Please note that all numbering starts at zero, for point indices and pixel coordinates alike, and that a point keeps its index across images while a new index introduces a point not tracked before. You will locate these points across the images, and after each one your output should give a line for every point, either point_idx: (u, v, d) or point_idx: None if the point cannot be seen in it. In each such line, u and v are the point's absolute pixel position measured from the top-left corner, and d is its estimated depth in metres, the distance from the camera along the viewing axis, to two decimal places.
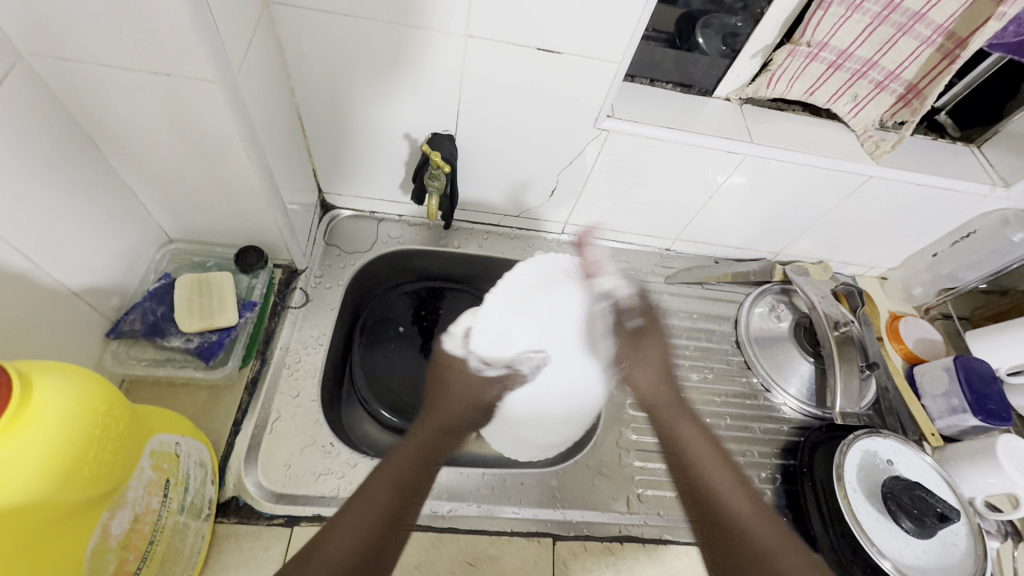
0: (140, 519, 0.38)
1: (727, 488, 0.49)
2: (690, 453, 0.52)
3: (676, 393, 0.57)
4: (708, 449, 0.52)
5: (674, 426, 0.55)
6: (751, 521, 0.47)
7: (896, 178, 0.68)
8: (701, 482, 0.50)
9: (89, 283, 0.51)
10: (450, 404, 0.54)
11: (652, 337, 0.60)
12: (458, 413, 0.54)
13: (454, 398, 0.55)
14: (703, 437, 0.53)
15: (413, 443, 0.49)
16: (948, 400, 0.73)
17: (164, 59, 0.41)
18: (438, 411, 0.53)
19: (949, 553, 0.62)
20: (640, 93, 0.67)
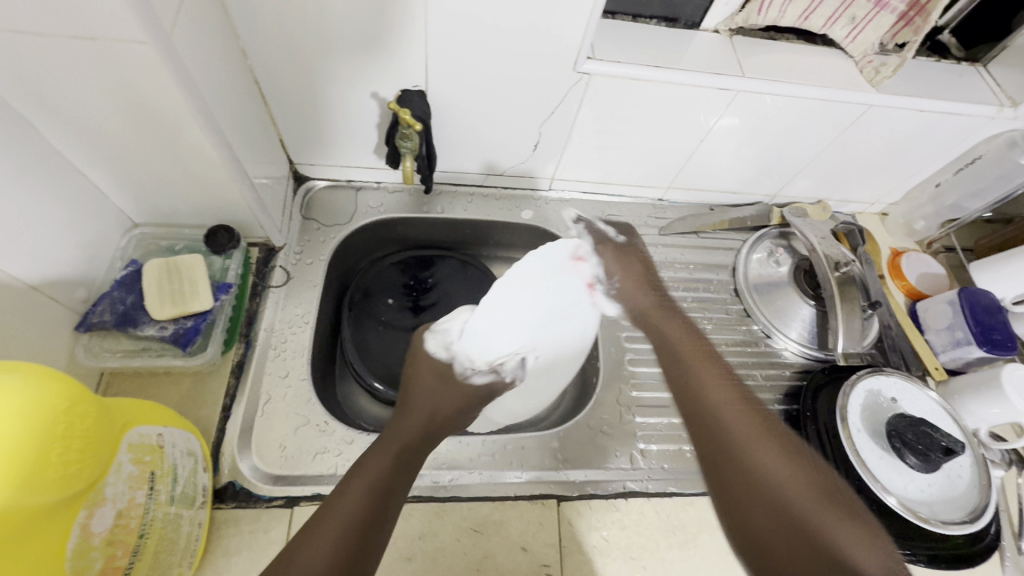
0: (124, 515, 0.37)
1: (718, 399, 0.46)
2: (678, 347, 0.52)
3: (681, 323, 0.56)
4: (706, 365, 0.49)
5: (660, 324, 0.56)
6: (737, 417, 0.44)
7: (898, 105, 0.64)
8: (693, 385, 0.48)
9: (48, 276, 0.48)
10: (426, 403, 0.52)
11: (636, 247, 0.63)
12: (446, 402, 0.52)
13: (433, 406, 0.52)
14: (692, 337, 0.53)
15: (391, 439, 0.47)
16: (952, 333, 0.71)
17: (87, 22, 0.36)
18: (419, 407, 0.51)
19: (954, 485, 0.62)
20: (622, 31, 0.63)
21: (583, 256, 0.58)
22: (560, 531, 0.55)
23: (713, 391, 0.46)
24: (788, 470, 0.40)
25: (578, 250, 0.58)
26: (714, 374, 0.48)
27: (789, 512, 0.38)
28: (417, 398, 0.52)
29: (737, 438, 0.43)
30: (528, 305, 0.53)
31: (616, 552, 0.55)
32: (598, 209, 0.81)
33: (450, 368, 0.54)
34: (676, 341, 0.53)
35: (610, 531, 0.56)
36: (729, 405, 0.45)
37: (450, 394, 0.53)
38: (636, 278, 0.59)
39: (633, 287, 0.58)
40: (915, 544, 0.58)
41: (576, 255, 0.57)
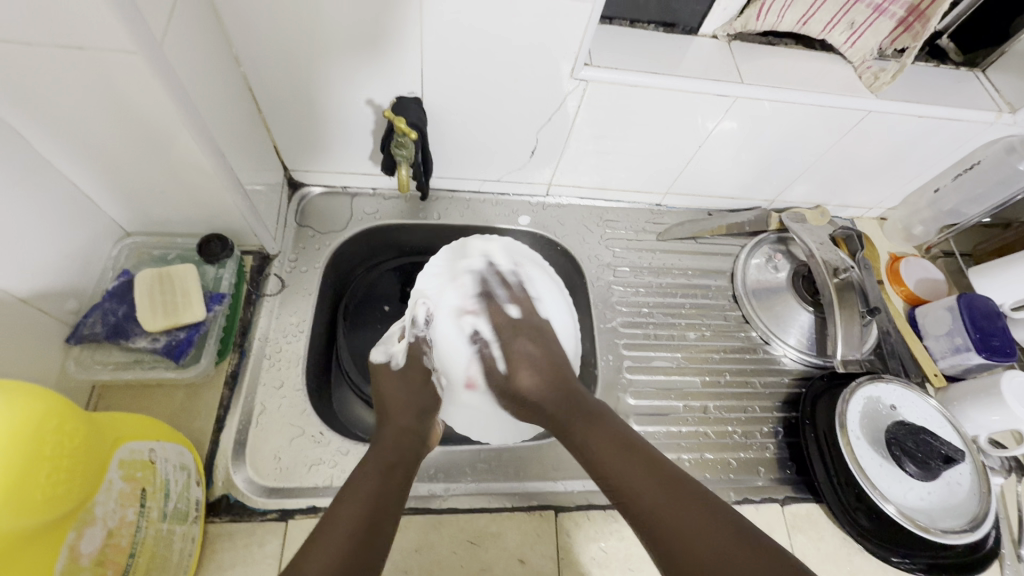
0: (115, 534, 0.37)
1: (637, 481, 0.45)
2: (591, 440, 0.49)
3: (560, 376, 0.55)
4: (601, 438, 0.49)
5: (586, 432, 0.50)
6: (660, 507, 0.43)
7: (897, 110, 0.64)
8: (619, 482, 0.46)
9: (38, 287, 0.47)
10: (397, 401, 0.54)
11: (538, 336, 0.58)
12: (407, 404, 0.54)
13: (407, 409, 0.53)
14: (605, 429, 0.49)
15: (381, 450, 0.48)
16: (951, 339, 0.71)
17: (75, 31, 0.36)
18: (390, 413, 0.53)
19: (953, 493, 0.61)
20: (620, 37, 0.62)
21: (474, 312, 0.58)
22: (558, 543, 0.55)
23: (592, 438, 0.49)
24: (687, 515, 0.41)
25: (465, 300, 0.59)
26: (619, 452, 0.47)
27: (676, 513, 0.42)
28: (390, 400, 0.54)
29: (637, 490, 0.44)
30: (450, 291, 0.60)
31: (614, 564, 0.54)
32: (595, 215, 0.80)
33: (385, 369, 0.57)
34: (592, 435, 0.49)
35: (608, 543, 0.55)
36: (610, 452, 0.47)
37: (420, 398, 0.55)
38: (539, 379, 0.54)
39: (530, 371, 0.55)
40: (914, 553, 0.58)
41: (464, 307, 0.59)
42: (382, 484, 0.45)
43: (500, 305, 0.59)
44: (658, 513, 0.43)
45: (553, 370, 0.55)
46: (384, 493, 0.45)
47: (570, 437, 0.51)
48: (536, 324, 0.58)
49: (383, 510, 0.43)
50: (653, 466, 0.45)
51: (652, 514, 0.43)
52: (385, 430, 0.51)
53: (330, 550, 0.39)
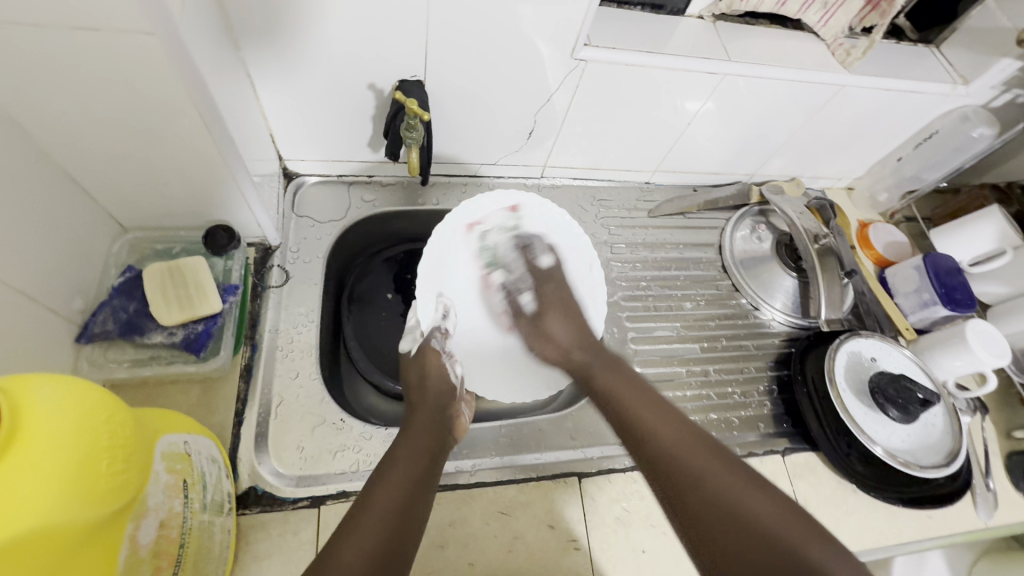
0: (166, 525, 0.36)
1: (669, 436, 0.48)
2: (630, 414, 0.51)
3: (594, 349, 0.59)
4: (655, 419, 0.50)
5: (609, 386, 0.55)
6: (704, 476, 0.44)
7: (867, 84, 0.69)
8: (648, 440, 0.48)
9: (44, 285, 0.45)
10: (416, 443, 0.49)
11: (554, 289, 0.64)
12: (424, 442, 0.49)
13: (424, 449, 0.49)
14: (661, 408, 0.51)
15: (416, 437, 0.49)
16: (919, 295, 0.78)
17: (89, 11, 0.34)
18: (404, 449, 0.48)
19: (930, 433, 0.68)
20: (613, 18, 0.64)
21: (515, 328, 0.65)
22: (584, 507, 0.57)
23: (647, 417, 0.50)
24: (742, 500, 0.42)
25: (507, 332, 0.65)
26: (656, 418, 0.50)
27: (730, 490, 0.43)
28: (404, 447, 0.48)
29: (694, 463, 0.45)
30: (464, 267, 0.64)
31: (637, 522, 0.57)
32: (589, 195, 0.82)
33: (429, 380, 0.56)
34: (627, 402, 0.52)
35: (630, 503, 0.58)
36: (652, 419, 0.50)
37: (440, 387, 0.55)
38: (571, 330, 0.61)
39: (565, 323, 0.61)
40: (896, 488, 0.64)
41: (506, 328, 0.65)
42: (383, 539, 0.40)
43: (518, 297, 0.64)
44: (705, 486, 0.43)
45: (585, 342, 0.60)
46: (418, 487, 0.45)
47: (621, 407, 0.52)
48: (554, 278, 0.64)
49: (416, 503, 0.44)
50: (667, 413, 0.50)
51: (703, 490, 0.43)
52: (416, 419, 0.52)
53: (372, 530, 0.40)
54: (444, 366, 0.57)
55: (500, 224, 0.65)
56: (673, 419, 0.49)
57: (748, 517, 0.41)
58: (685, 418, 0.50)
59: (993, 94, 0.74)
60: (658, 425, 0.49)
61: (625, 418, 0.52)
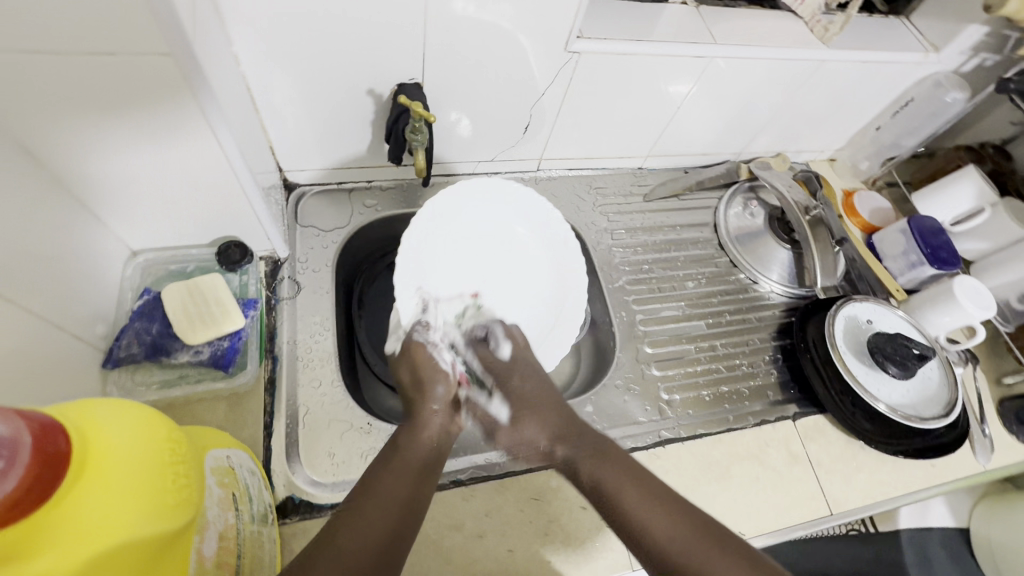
0: (225, 536, 0.37)
1: (663, 530, 0.43)
2: (608, 487, 0.47)
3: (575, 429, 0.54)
4: (627, 487, 0.46)
5: (593, 470, 0.49)
6: (693, 560, 0.41)
7: (845, 58, 0.72)
8: (629, 523, 0.45)
9: (68, 312, 0.45)
10: (419, 447, 0.48)
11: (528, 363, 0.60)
12: (425, 448, 0.49)
13: (422, 455, 0.48)
14: (628, 475, 0.47)
15: (417, 444, 0.49)
16: (907, 257, 0.81)
17: (106, 36, 0.35)
18: (405, 452, 0.47)
19: (928, 386, 0.71)
20: (600, 10, 0.65)
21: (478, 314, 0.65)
22: None
23: (629, 492, 0.46)
24: None
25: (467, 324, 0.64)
26: (637, 496, 0.46)
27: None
28: (406, 452, 0.47)
29: (675, 547, 0.42)
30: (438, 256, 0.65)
31: None
32: (585, 184, 0.83)
33: (422, 362, 0.55)
34: (614, 488, 0.47)
35: None
36: (635, 496, 0.46)
37: (433, 377, 0.54)
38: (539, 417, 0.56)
39: (529, 416, 0.56)
40: (900, 441, 0.68)
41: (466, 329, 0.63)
42: (382, 541, 0.39)
43: (489, 349, 0.61)
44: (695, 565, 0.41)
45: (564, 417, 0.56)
46: (415, 498, 0.44)
47: (615, 500, 0.46)
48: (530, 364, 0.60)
49: (414, 512, 0.43)
50: (656, 499, 0.45)
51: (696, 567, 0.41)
52: (418, 422, 0.51)
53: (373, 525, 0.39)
54: (429, 354, 0.56)
55: (450, 316, 0.62)
56: (647, 491, 0.46)
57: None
58: (680, 501, 0.45)
59: (962, 60, 0.77)
60: (631, 503, 0.45)
61: (603, 486, 0.48)
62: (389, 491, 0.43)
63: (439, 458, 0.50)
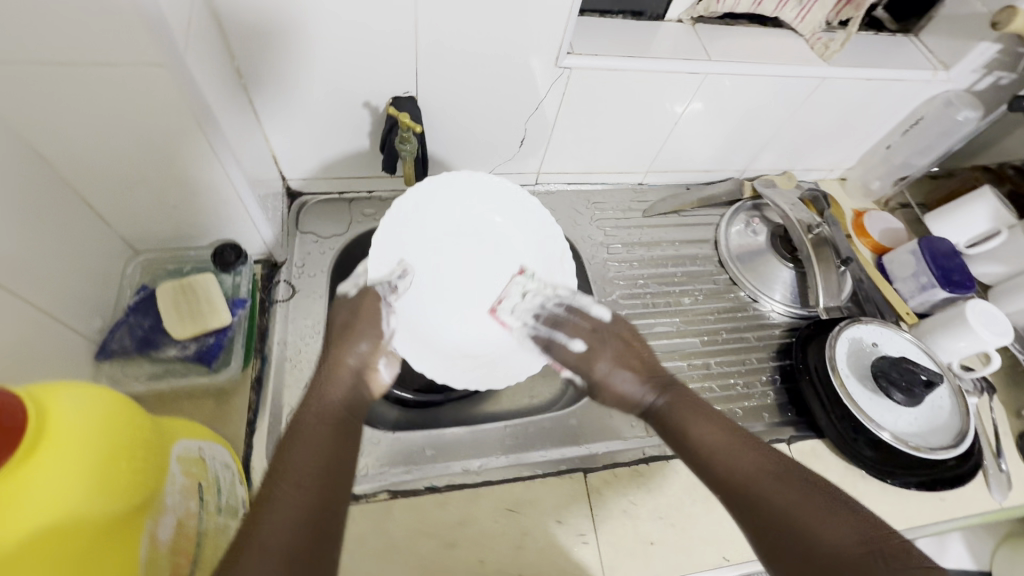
0: (184, 524, 0.38)
1: (744, 462, 0.43)
2: (674, 415, 0.49)
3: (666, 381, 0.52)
4: (697, 416, 0.48)
5: (688, 417, 0.48)
6: (755, 479, 0.41)
7: (849, 75, 0.70)
8: (696, 442, 0.46)
9: (67, 305, 0.48)
10: (329, 400, 0.44)
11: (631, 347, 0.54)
12: (337, 402, 0.45)
13: (337, 415, 0.43)
14: (722, 427, 0.46)
15: (324, 403, 0.44)
16: (918, 279, 0.78)
17: (106, 48, 0.37)
18: (311, 409, 0.43)
19: (938, 415, 0.68)
20: (595, 27, 0.67)
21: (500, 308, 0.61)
22: (591, 502, 0.58)
23: (692, 420, 0.47)
24: (806, 518, 0.38)
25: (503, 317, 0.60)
26: (714, 433, 0.45)
27: (793, 502, 0.39)
28: (306, 414, 0.43)
29: (756, 487, 0.41)
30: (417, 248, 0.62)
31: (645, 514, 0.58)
32: (583, 198, 0.84)
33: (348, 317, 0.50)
34: (677, 409, 0.49)
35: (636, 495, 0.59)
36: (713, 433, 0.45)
37: (370, 330, 0.49)
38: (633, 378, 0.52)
39: (620, 366, 0.53)
40: (905, 472, 0.64)
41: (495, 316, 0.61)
42: (304, 507, 0.36)
43: (563, 344, 0.56)
44: (788, 512, 0.38)
45: (647, 365, 0.53)
46: (335, 458, 0.40)
47: (682, 427, 0.47)
48: (614, 343, 0.54)
49: (339, 468, 0.40)
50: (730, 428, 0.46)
51: (784, 517, 0.38)
52: (325, 383, 0.46)
53: (297, 501, 0.36)
54: (376, 305, 0.52)
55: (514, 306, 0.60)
56: (719, 423, 0.46)
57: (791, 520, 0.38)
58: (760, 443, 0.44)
59: (974, 78, 0.75)
60: (702, 429, 0.46)
61: (685, 430, 0.47)
62: (303, 459, 0.39)
63: (356, 413, 0.45)
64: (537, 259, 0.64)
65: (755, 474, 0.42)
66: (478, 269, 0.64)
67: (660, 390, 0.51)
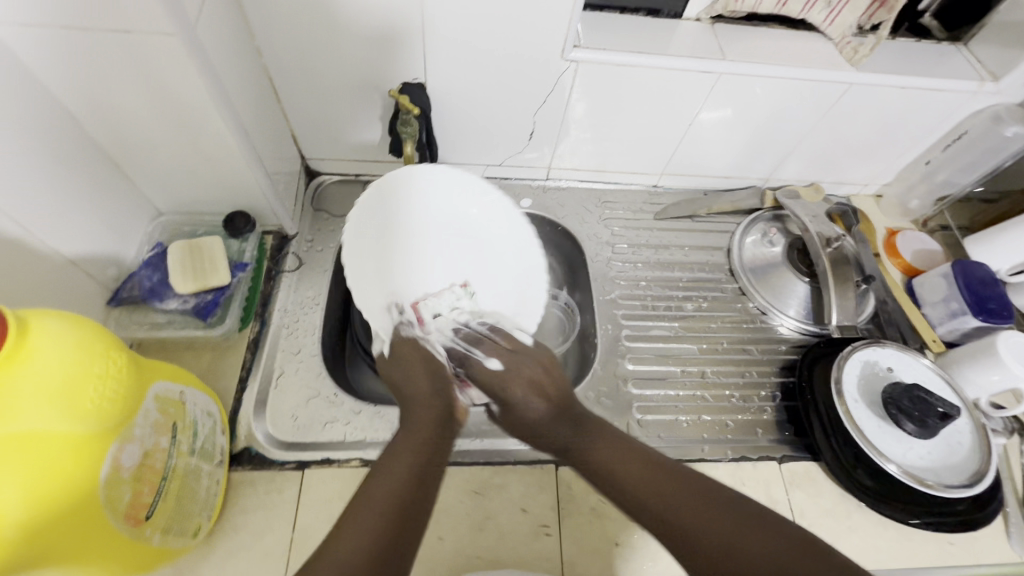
0: (150, 455, 0.40)
1: (667, 491, 0.41)
2: (615, 468, 0.44)
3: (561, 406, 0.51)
4: (629, 461, 0.44)
5: (588, 451, 0.46)
6: (689, 506, 0.40)
7: (878, 82, 0.67)
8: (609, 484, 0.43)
9: (84, 252, 0.53)
10: (422, 427, 0.47)
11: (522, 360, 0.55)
12: (433, 430, 0.47)
13: (423, 401, 0.50)
14: (634, 451, 0.45)
15: (420, 411, 0.49)
16: (947, 305, 0.72)
17: (121, 16, 0.41)
18: (415, 435, 0.46)
19: (954, 453, 0.62)
20: (609, 23, 0.67)
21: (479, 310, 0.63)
22: (559, 495, 0.57)
23: (618, 466, 0.44)
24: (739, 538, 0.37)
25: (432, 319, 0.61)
26: (636, 470, 0.43)
27: (699, 515, 0.39)
28: (421, 417, 0.48)
29: (661, 504, 0.40)
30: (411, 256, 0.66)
31: (613, 514, 0.56)
32: (594, 197, 0.83)
33: (423, 364, 0.54)
34: (606, 461, 0.45)
35: (606, 495, 0.57)
36: (635, 477, 0.42)
37: (427, 367, 0.54)
38: (545, 403, 0.51)
39: (535, 395, 0.52)
40: (929, 515, 0.59)
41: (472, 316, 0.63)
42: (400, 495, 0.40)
43: (479, 361, 0.55)
44: (676, 512, 0.40)
45: (561, 397, 0.52)
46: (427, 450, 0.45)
47: (606, 478, 0.44)
48: (523, 357, 0.55)
49: (428, 481, 0.42)
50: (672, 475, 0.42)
51: (674, 517, 0.39)
52: (416, 413, 0.49)
53: (364, 531, 0.37)
54: (421, 351, 0.56)
55: (437, 310, 0.61)
56: (643, 460, 0.44)
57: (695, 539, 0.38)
58: (647, 450, 0.45)
59: None
60: (616, 460, 0.44)
61: (598, 462, 0.45)
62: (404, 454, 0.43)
63: (448, 417, 0.50)
64: (519, 262, 0.67)
65: (686, 516, 0.39)
66: (449, 262, 0.67)
67: (571, 425, 0.49)
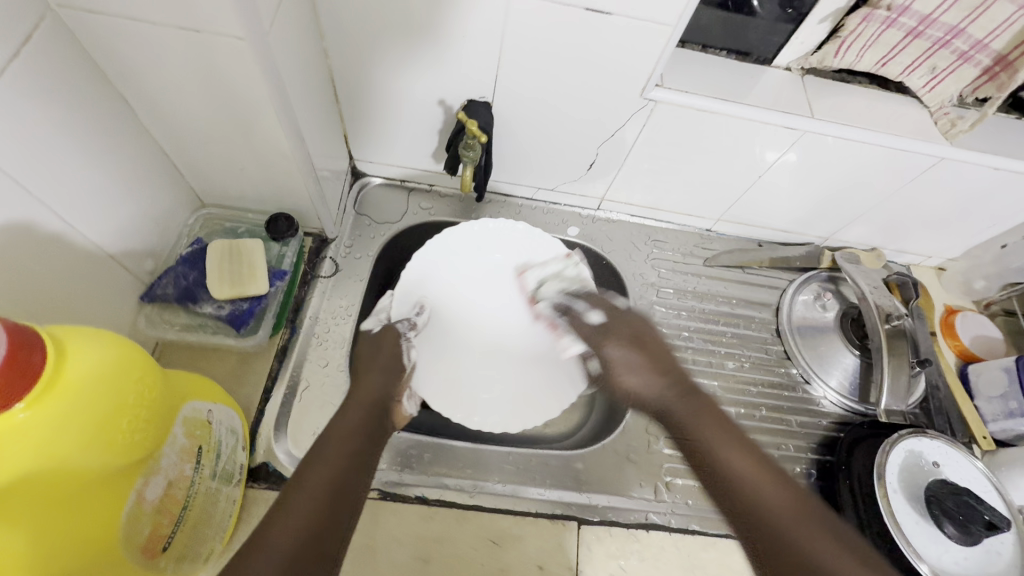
0: (173, 485, 0.38)
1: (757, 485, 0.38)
2: (718, 462, 0.40)
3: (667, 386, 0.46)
4: (717, 434, 0.41)
5: (703, 435, 0.42)
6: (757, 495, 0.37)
7: (970, 161, 0.62)
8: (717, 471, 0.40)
9: (123, 246, 0.51)
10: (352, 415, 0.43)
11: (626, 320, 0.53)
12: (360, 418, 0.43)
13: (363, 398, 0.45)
14: (741, 447, 0.40)
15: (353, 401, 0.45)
16: (1005, 402, 0.68)
17: (192, 14, 0.38)
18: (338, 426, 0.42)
19: (992, 561, 0.58)
20: (691, 61, 0.62)
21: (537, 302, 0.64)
22: (578, 556, 0.54)
23: (711, 438, 0.41)
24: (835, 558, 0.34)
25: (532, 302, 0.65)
26: (744, 465, 0.39)
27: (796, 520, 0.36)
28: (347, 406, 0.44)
29: (736, 474, 0.39)
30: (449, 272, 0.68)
31: None
32: (644, 234, 0.80)
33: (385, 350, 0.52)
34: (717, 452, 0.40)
35: (627, 562, 0.55)
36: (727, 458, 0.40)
37: (390, 360, 0.51)
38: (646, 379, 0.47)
39: (631, 347, 0.49)
40: None
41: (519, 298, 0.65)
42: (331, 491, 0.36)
43: (581, 315, 0.56)
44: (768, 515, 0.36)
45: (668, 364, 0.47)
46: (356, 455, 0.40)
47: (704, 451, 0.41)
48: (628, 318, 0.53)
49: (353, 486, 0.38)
50: (760, 461, 0.39)
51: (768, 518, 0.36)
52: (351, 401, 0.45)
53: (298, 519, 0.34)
54: (396, 348, 0.53)
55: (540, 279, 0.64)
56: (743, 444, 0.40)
57: (806, 551, 0.35)
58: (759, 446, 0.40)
59: None
60: (720, 450, 0.40)
61: (703, 446, 0.41)
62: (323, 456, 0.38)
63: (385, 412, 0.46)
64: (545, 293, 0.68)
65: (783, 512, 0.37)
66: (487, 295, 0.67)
67: (671, 384, 0.46)
